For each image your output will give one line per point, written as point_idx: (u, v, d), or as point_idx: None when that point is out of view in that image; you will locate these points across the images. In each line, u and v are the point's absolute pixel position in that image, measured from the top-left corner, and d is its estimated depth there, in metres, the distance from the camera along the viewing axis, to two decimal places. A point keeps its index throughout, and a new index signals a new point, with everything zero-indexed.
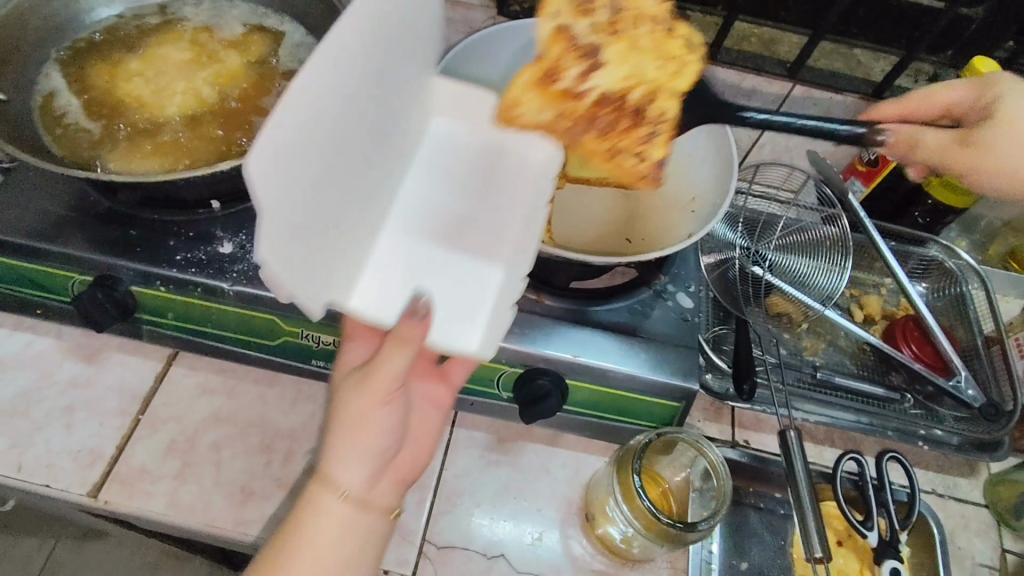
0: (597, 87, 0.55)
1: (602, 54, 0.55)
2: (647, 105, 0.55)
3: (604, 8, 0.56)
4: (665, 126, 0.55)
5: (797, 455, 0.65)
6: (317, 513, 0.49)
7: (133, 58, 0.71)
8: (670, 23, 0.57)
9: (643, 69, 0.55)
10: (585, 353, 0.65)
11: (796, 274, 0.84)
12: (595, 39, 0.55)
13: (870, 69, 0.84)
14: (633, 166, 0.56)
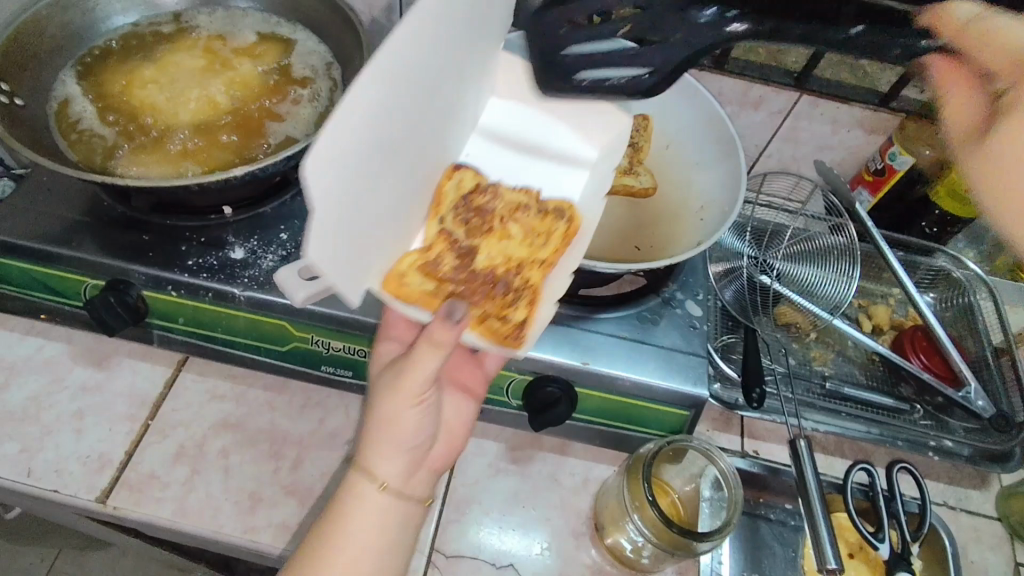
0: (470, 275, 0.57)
1: (471, 244, 0.58)
2: (512, 277, 0.57)
3: (473, 206, 0.59)
4: (529, 297, 0.56)
5: (808, 465, 0.65)
6: (355, 502, 0.54)
7: (148, 66, 0.72)
8: (541, 203, 0.60)
9: (511, 252, 0.59)
10: (595, 361, 0.65)
11: (805, 284, 0.84)
12: (466, 236, 0.58)
13: (879, 79, 0.83)
14: (498, 322, 0.55)
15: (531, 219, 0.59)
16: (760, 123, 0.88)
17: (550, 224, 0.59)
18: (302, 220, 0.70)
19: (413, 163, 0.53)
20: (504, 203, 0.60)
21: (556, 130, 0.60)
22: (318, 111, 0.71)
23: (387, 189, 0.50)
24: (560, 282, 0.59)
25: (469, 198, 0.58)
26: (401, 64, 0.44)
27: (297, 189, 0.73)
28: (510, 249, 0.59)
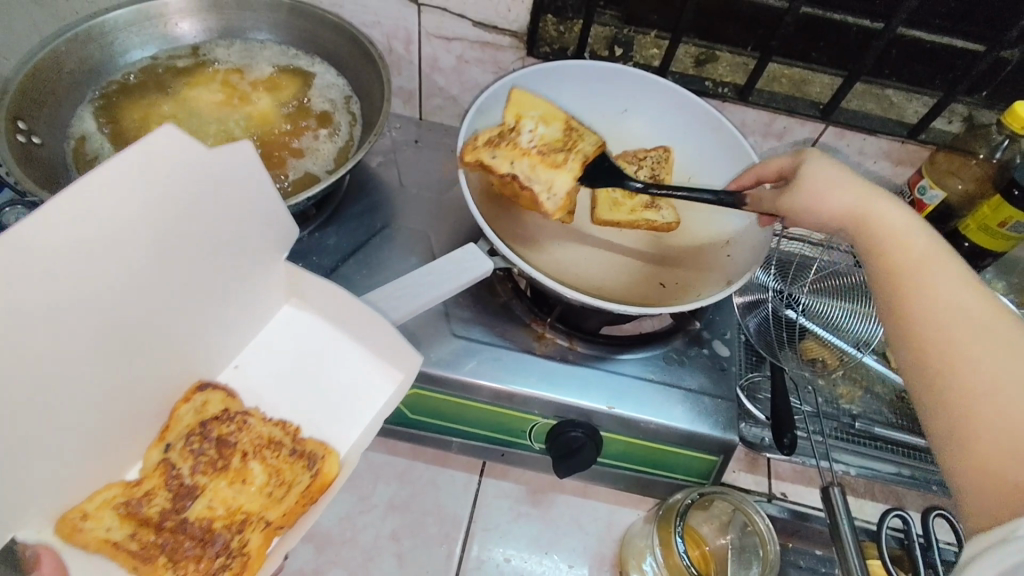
0: (190, 513, 0.48)
1: (196, 485, 0.49)
2: (220, 541, 0.46)
3: (206, 445, 0.50)
4: (235, 563, 0.45)
5: (842, 512, 0.62)
6: None
7: (166, 102, 0.72)
8: (297, 440, 0.51)
9: (230, 498, 0.49)
10: (622, 405, 0.63)
11: (831, 318, 0.81)
12: (197, 482, 0.49)
13: (905, 110, 0.82)
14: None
15: (280, 459, 0.50)
16: (783, 154, 0.87)
17: (297, 473, 0.49)
18: (320, 257, 0.69)
19: (149, 313, 0.47)
20: (251, 436, 0.51)
21: (339, 362, 0.55)
22: (338, 147, 0.71)
23: (182, 322, 0.50)
24: (283, 552, 0.48)
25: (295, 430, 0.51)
26: (92, 198, 0.40)
27: (315, 225, 0.72)
28: (241, 498, 0.49)
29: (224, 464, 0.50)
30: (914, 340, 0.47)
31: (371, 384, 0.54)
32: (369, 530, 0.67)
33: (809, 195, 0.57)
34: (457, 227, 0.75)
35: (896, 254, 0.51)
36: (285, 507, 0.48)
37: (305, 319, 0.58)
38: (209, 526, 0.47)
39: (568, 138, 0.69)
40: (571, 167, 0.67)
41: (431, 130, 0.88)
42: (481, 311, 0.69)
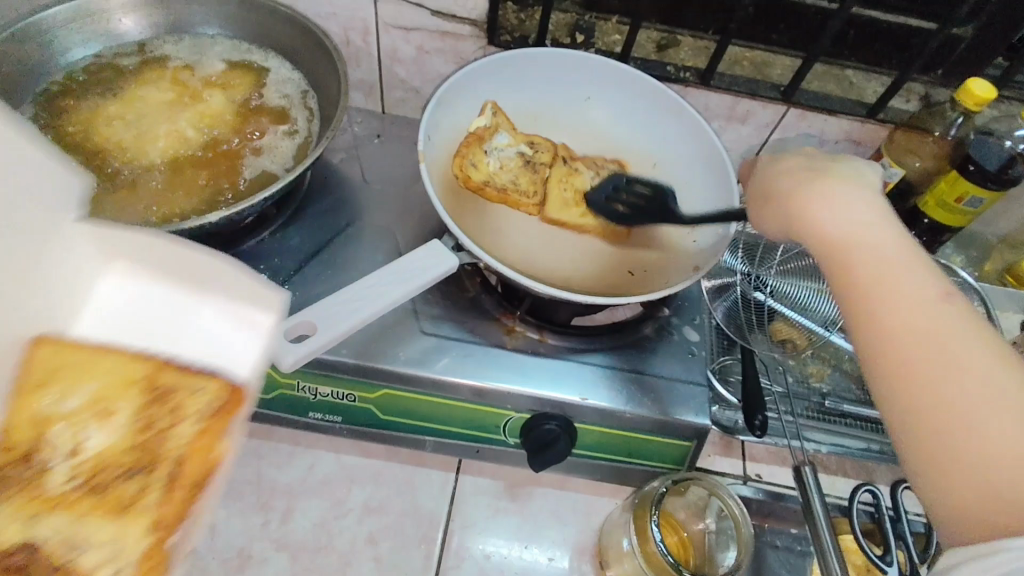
0: (96, 446, 0.30)
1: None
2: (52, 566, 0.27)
3: (84, 468, 0.30)
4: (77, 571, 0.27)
5: (814, 490, 0.63)
6: None
7: (112, 102, 0.69)
8: (203, 416, 0.30)
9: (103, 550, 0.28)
10: (594, 396, 0.63)
11: (798, 299, 0.83)
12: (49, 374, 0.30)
13: (864, 89, 0.84)
14: None
15: (147, 480, 0.29)
16: (748, 137, 0.87)
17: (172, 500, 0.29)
18: (282, 258, 0.68)
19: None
20: (118, 449, 0.30)
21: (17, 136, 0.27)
22: (297, 144, 0.68)
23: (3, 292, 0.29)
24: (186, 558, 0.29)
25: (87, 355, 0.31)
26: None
27: (276, 226, 0.70)
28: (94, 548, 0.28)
29: (152, 446, 0.30)
30: (866, 316, 0.45)
31: (164, 292, 0.31)
32: (345, 535, 0.66)
33: (777, 172, 0.56)
34: (425, 223, 0.74)
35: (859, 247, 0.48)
36: (191, 478, 0.30)
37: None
38: (77, 479, 0.29)
39: (98, 410, 0.31)
40: (135, 393, 0.31)
41: (394, 124, 0.86)
42: (450, 307, 0.68)
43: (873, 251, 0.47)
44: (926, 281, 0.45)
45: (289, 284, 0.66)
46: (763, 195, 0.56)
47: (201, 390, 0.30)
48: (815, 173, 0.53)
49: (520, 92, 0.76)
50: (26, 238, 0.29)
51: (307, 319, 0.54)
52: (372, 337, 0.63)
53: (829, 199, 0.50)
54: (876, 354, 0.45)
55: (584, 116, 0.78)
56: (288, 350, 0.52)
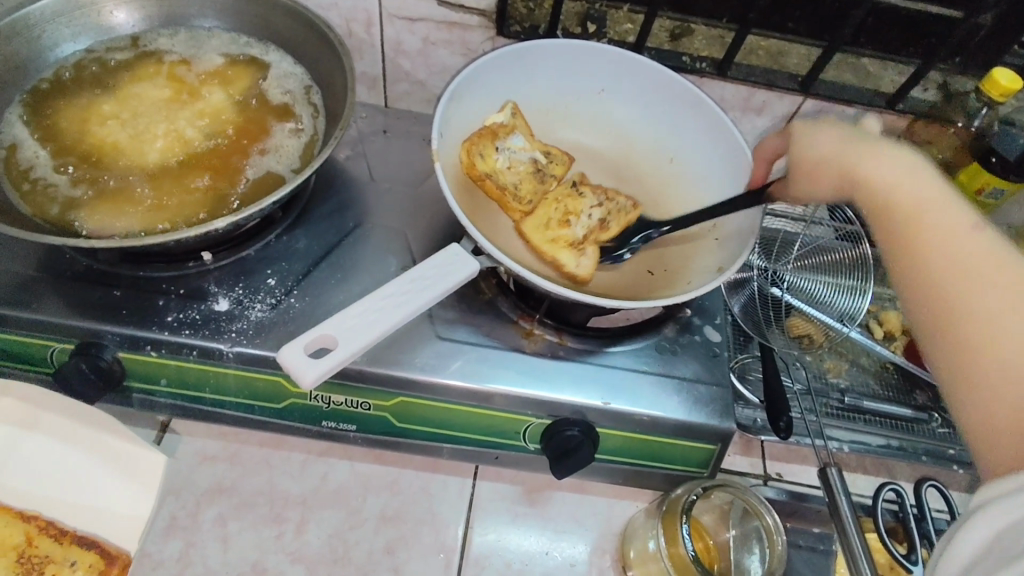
0: None
1: None
2: None
3: None
4: None
5: (841, 491, 0.60)
6: None
7: (106, 100, 0.66)
8: None
9: None
10: (617, 400, 0.61)
11: (814, 294, 0.81)
12: None
13: (882, 79, 0.82)
14: None
15: None
16: (763, 128, 0.85)
17: None
18: (290, 262, 0.65)
19: None
20: None
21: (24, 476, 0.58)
22: (303, 143, 0.66)
23: None
24: None
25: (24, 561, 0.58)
26: None
27: (282, 228, 0.67)
28: None
29: None
30: (911, 255, 0.49)
31: (113, 504, 0.60)
32: (361, 545, 0.64)
33: (820, 139, 0.58)
34: (436, 222, 0.71)
35: (908, 195, 0.51)
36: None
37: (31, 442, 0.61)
38: None
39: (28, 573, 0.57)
40: None
41: (399, 118, 0.83)
42: (465, 310, 0.65)
43: (923, 200, 0.50)
44: (971, 224, 0.47)
45: (298, 289, 0.63)
46: (803, 166, 0.59)
47: (83, 560, 0.58)
48: (859, 137, 0.56)
49: (532, 84, 0.73)
50: (94, 495, 0.60)
51: (326, 332, 0.52)
52: (386, 343, 0.61)
53: (866, 148, 0.54)
54: (923, 300, 0.47)
55: (598, 109, 0.76)
56: (310, 366, 0.50)
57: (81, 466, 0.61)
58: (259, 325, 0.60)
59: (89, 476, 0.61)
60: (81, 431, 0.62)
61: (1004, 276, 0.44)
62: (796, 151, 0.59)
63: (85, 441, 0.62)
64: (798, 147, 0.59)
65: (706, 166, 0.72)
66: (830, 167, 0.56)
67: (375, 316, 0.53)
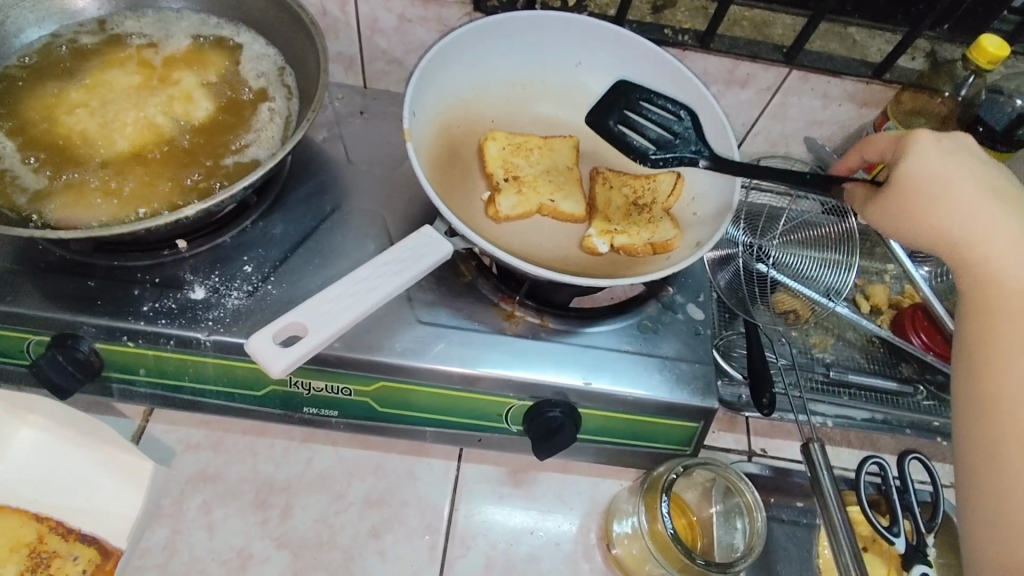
0: None
1: None
2: None
3: None
4: None
5: (822, 466, 0.60)
6: None
7: (75, 87, 0.64)
8: None
9: None
10: (598, 379, 0.61)
11: (800, 269, 0.81)
12: None
13: (868, 48, 0.80)
14: None
15: None
16: (748, 101, 0.83)
17: None
18: (267, 248, 0.64)
19: None
20: None
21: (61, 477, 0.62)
22: (279, 126, 0.64)
23: None
24: None
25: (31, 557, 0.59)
26: None
27: (258, 213, 0.66)
28: None
29: None
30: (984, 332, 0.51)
31: (109, 502, 0.61)
32: (347, 529, 0.64)
33: (935, 169, 0.55)
34: (414, 204, 0.70)
35: (999, 272, 0.52)
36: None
37: (52, 443, 0.64)
38: None
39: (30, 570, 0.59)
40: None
41: (376, 98, 0.81)
42: (445, 293, 0.65)
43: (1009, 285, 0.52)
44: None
45: (275, 275, 0.63)
46: (911, 196, 0.56)
47: (84, 554, 0.59)
48: (995, 191, 0.55)
49: (507, 57, 0.72)
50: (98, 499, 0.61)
51: (297, 320, 0.51)
52: (365, 327, 0.60)
53: (970, 185, 0.55)
54: (990, 443, 0.49)
55: (576, 82, 0.74)
56: (280, 355, 0.49)
57: (93, 463, 0.63)
58: (237, 313, 0.59)
59: (105, 481, 0.62)
60: (80, 437, 0.63)
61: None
62: (914, 179, 0.56)
63: (83, 440, 0.63)
64: (910, 173, 0.56)
65: None
66: (946, 214, 0.54)
67: (346, 304, 0.52)
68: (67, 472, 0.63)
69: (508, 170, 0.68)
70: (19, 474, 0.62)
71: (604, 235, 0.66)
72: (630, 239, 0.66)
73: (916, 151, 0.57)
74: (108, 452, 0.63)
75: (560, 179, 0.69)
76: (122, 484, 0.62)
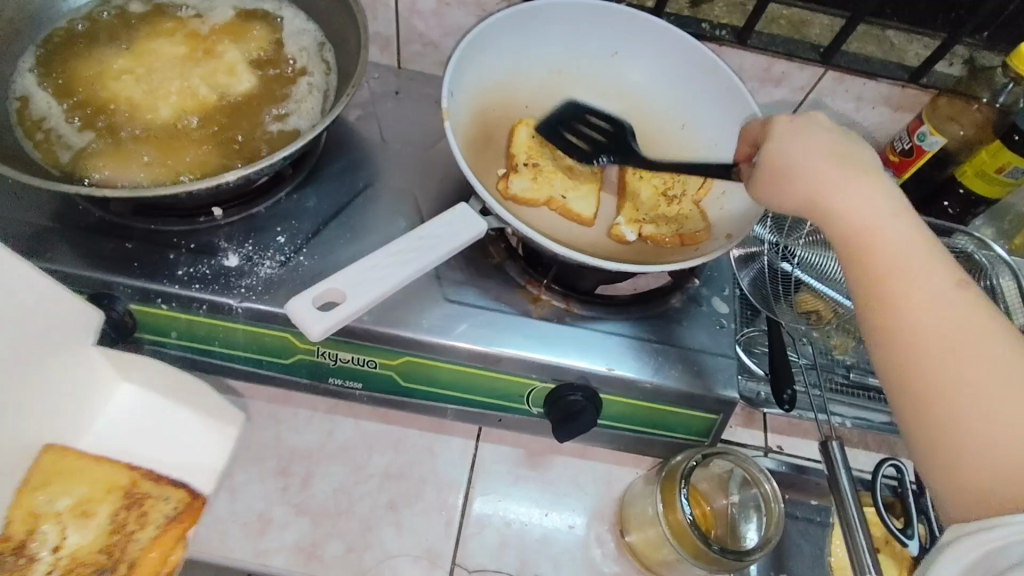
0: None
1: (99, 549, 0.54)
2: None
3: (129, 530, 0.55)
4: None
5: (841, 466, 0.61)
6: None
7: (122, 55, 0.65)
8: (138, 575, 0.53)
9: None
10: (621, 366, 0.62)
11: (824, 269, 0.80)
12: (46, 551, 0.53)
13: (905, 53, 0.79)
14: None
15: None
16: (781, 100, 0.83)
17: None
18: (300, 220, 0.65)
19: None
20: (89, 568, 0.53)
21: (157, 429, 0.61)
22: (318, 99, 0.65)
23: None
24: None
25: (116, 505, 0.55)
26: None
27: (292, 185, 0.67)
28: None
29: (109, 556, 0.53)
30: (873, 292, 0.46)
31: (199, 454, 0.60)
32: (366, 500, 0.65)
33: (788, 147, 0.52)
34: (445, 185, 0.71)
35: (864, 223, 0.48)
36: (154, 552, 0.54)
37: (139, 400, 0.61)
38: (60, 566, 0.52)
39: (117, 521, 0.55)
40: (94, 536, 0.54)
41: (411, 80, 0.82)
42: (473, 273, 0.65)
43: (890, 241, 0.47)
44: (906, 235, 0.47)
45: (307, 247, 0.63)
46: (771, 175, 0.53)
47: (175, 495, 0.56)
48: (839, 158, 0.51)
49: (542, 43, 0.72)
50: (196, 452, 0.60)
51: (336, 287, 0.52)
52: (393, 303, 0.61)
53: (815, 156, 0.51)
54: (932, 407, 0.42)
55: (611, 72, 0.74)
56: (318, 319, 0.50)
57: (184, 419, 0.61)
58: (269, 281, 0.60)
59: (198, 436, 0.60)
60: (177, 392, 0.60)
61: (965, 309, 0.43)
62: (770, 165, 0.53)
63: (175, 394, 0.61)
64: (769, 155, 0.53)
65: (717, 131, 0.71)
66: (795, 182, 0.51)
67: (382, 275, 0.53)
68: (166, 420, 0.61)
69: (531, 156, 0.67)
70: (106, 429, 0.60)
71: (632, 224, 0.67)
72: (658, 230, 0.66)
73: (770, 134, 0.54)
74: (199, 400, 0.60)
75: (579, 178, 0.68)
76: (215, 433, 0.61)
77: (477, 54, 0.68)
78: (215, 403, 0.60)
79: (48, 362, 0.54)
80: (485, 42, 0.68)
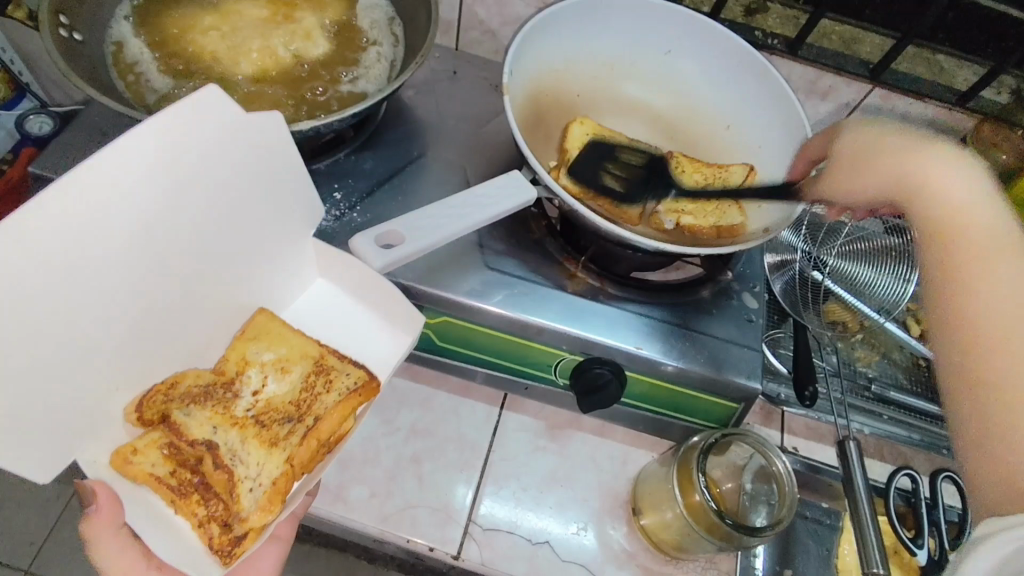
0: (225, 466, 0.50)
1: (276, 399, 0.55)
2: (199, 468, 0.50)
3: (307, 391, 0.55)
4: (226, 479, 0.50)
5: (857, 465, 0.62)
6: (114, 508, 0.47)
7: (210, 13, 0.70)
8: (310, 429, 0.53)
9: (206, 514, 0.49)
10: (649, 345, 0.64)
11: (856, 280, 0.82)
12: (253, 394, 0.55)
13: (954, 77, 0.81)
14: (212, 530, 0.48)
15: (257, 435, 0.53)
16: (827, 113, 0.85)
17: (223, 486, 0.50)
18: (356, 180, 0.69)
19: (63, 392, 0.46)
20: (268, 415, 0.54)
21: (343, 319, 0.62)
22: (386, 69, 0.69)
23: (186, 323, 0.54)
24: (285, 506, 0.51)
25: (324, 373, 0.56)
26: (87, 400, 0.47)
27: (351, 148, 0.71)
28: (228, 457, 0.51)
29: (304, 407, 0.55)
30: (936, 258, 0.45)
31: (385, 350, 0.60)
32: (391, 451, 0.68)
33: (863, 138, 0.55)
34: (494, 161, 0.74)
35: (938, 196, 0.47)
36: (335, 413, 0.53)
37: (335, 291, 0.63)
38: (253, 411, 0.54)
39: (308, 384, 0.56)
40: (277, 387, 0.56)
41: (468, 62, 0.85)
42: (514, 245, 0.68)
43: (970, 210, 0.45)
44: (991, 217, 0.44)
45: (361, 205, 0.67)
46: (847, 160, 0.55)
47: (355, 372, 0.56)
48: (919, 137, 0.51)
49: (599, 36, 0.75)
50: (360, 345, 0.60)
51: (396, 229, 0.56)
52: (436, 264, 0.64)
53: (899, 138, 0.52)
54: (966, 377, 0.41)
55: (663, 70, 0.77)
56: (379, 256, 0.55)
57: (358, 313, 0.62)
58: (323, 232, 0.64)
59: (377, 332, 0.61)
60: (359, 288, 0.60)
61: None
62: (844, 151, 0.56)
63: (343, 281, 0.62)
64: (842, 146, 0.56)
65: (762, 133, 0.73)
66: (863, 166, 0.53)
67: (433, 227, 0.56)
68: (357, 314, 0.62)
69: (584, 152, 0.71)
70: (314, 314, 0.62)
71: (672, 213, 0.69)
72: (697, 220, 0.68)
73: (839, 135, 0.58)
74: (373, 293, 0.59)
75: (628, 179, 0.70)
76: (391, 328, 0.60)
77: (538, 39, 0.71)
78: (380, 296, 0.59)
79: (269, 229, 0.56)
80: (546, 28, 0.71)
